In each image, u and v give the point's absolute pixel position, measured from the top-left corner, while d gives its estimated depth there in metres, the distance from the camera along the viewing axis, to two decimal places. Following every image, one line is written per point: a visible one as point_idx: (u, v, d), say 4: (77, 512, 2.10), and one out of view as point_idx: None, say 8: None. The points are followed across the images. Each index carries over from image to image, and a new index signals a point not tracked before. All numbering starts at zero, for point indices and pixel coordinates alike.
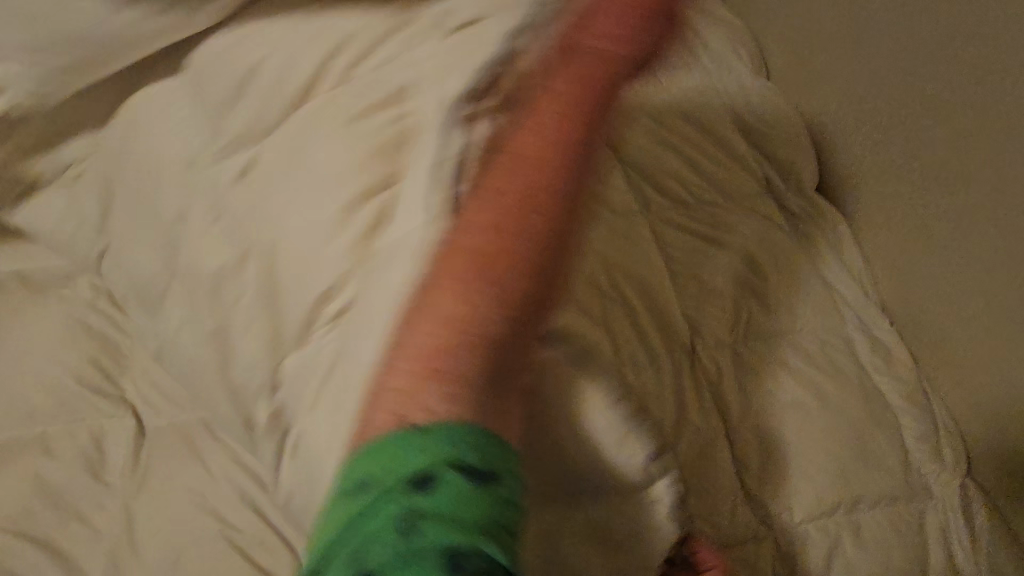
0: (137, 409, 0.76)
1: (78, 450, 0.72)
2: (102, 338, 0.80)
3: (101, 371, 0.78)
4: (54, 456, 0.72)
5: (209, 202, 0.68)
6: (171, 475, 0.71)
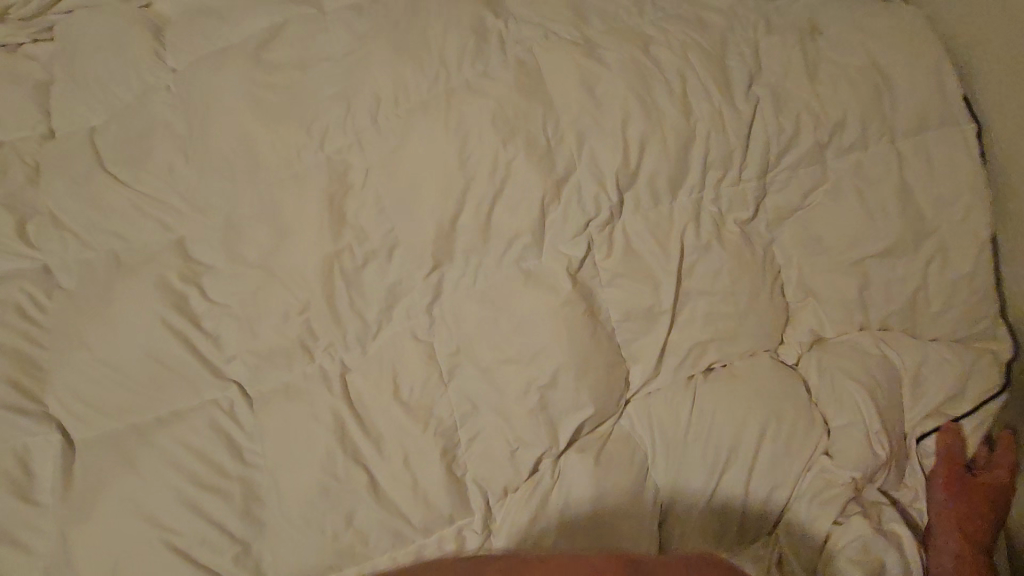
0: (68, 427, 0.73)
1: (1, 473, 0.69)
2: (24, 355, 0.76)
3: (30, 385, 0.74)
4: None
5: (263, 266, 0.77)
6: (96, 497, 0.68)
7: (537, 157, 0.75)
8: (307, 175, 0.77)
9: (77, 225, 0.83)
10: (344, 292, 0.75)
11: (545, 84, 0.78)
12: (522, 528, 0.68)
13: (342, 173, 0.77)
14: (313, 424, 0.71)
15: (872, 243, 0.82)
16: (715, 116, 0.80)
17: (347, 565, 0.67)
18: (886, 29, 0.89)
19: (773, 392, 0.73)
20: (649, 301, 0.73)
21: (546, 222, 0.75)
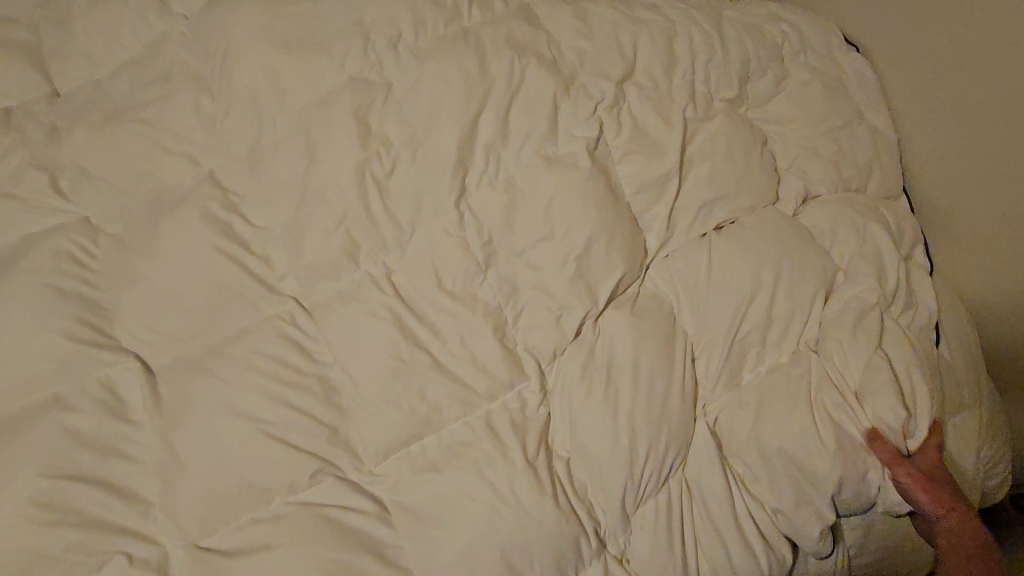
0: (144, 355, 0.79)
1: (93, 398, 0.75)
2: (86, 297, 0.80)
3: (97, 322, 0.79)
4: (75, 409, 0.73)
5: (300, 192, 0.84)
6: (188, 405, 0.74)
7: (546, 67, 0.86)
8: (338, 104, 0.85)
9: (107, 173, 0.86)
10: (386, 203, 0.83)
11: (541, 16, 0.90)
12: (576, 379, 0.75)
13: (371, 99, 0.85)
14: (373, 317, 0.78)
15: (843, 107, 0.93)
16: (687, 21, 0.92)
17: (427, 433, 0.74)
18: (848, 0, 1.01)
19: (781, 235, 0.82)
20: (660, 171, 0.82)
21: (559, 116, 0.84)
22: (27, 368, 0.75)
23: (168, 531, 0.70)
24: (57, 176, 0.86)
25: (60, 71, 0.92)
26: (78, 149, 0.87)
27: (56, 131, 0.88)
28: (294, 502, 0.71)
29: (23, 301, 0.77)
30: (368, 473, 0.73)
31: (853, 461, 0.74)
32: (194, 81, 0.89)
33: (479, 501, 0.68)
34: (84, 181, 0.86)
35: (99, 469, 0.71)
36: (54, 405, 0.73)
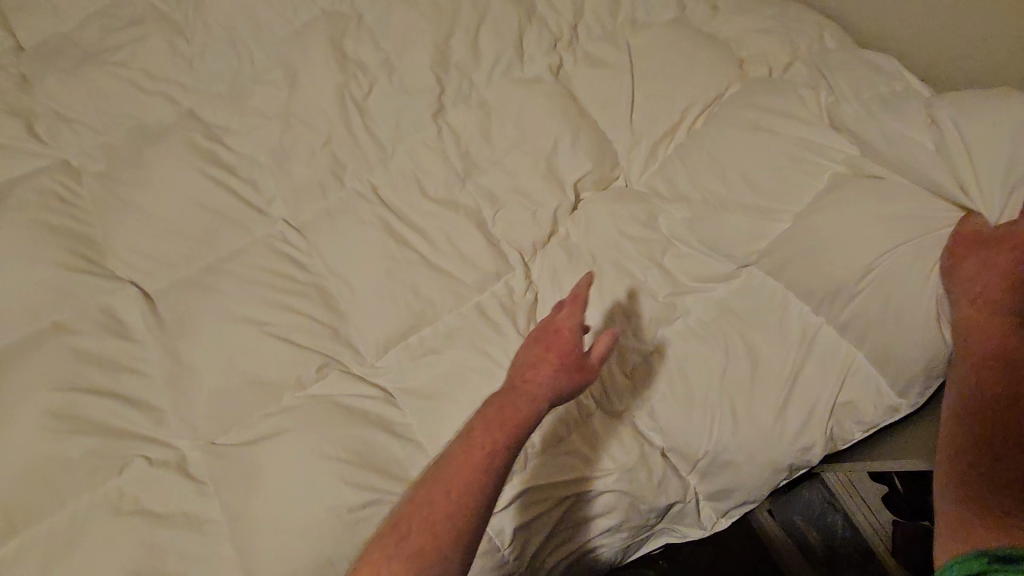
0: (139, 281, 0.81)
1: (94, 320, 0.77)
2: (76, 230, 0.82)
3: (90, 253, 0.81)
4: (79, 332, 0.76)
5: (281, 118, 0.88)
6: (192, 318, 0.77)
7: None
8: (313, 33, 0.90)
9: (86, 116, 0.88)
10: (366, 122, 0.88)
11: None
12: (558, 265, 0.83)
13: (344, 28, 0.90)
14: (363, 225, 0.83)
15: (777, 13, 1.01)
16: None
17: (424, 325, 0.79)
18: None
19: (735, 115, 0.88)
20: (615, 83, 0.92)
21: (521, 40, 0.93)
22: (23, 296, 0.76)
23: (181, 434, 0.72)
24: (34, 120, 0.87)
25: (27, 23, 0.93)
26: (53, 94, 0.88)
27: (30, 80, 0.90)
28: (304, 396, 0.74)
29: (15, 235, 0.79)
30: (371, 366, 0.78)
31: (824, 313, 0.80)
32: (167, 23, 0.92)
33: (479, 372, 0.74)
34: (63, 123, 0.87)
35: (110, 383, 0.73)
36: (56, 329, 0.75)
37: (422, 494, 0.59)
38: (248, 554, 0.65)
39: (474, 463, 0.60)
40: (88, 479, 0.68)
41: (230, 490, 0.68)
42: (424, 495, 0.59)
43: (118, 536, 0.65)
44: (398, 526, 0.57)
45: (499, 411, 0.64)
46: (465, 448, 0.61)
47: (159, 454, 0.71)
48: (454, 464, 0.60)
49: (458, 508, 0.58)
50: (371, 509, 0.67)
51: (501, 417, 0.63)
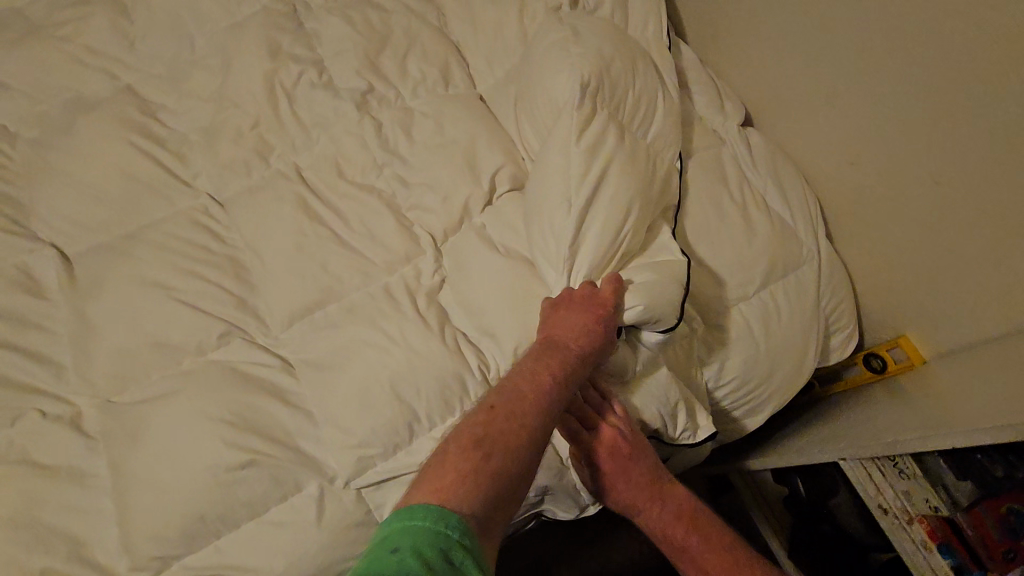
0: (58, 244, 0.83)
1: (6, 277, 0.79)
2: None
3: (13, 215, 0.83)
4: None
5: (214, 100, 0.92)
6: (103, 281, 0.80)
7: (433, 17, 1.04)
8: (253, 26, 0.95)
9: (25, 84, 0.91)
10: (295, 109, 0.92)
11: None
12: (465, 251, 0.85)
13: (280, 24, 0.96)
14: (282, 201, 0.86)
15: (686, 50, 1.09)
16: None
17: (329, 300, 0.81)
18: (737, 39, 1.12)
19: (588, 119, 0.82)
20: None
21: (450, 49, 1.01)
22: None
23: (77, 391, 0.74)
24: None
25: None
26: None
27: None
28: (202, 360, 0.76)
29: None
30: (272, 337, 0.80)
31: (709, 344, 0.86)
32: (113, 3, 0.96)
33: (373, 345, 0.76)
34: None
35: (13, 339, 0.75)
36: None
37: (496, 418, 0.58)
38: (126, 508, 0.66)
39: (544, 397, 0.62)
40: None
41: (117, 446, 0.70)
42: (497, 417, 0.58)
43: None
44: (478, 442, 0.56)
45: (564, 361, 0.66)
46: (531, 385, 0.62)
47: (50, 408, 0.72)
48: (528, 394, 0.61)
49: (530, 433, 0.59)
50: (252, 471, 0.68)
51: (564, 364, 0.65)
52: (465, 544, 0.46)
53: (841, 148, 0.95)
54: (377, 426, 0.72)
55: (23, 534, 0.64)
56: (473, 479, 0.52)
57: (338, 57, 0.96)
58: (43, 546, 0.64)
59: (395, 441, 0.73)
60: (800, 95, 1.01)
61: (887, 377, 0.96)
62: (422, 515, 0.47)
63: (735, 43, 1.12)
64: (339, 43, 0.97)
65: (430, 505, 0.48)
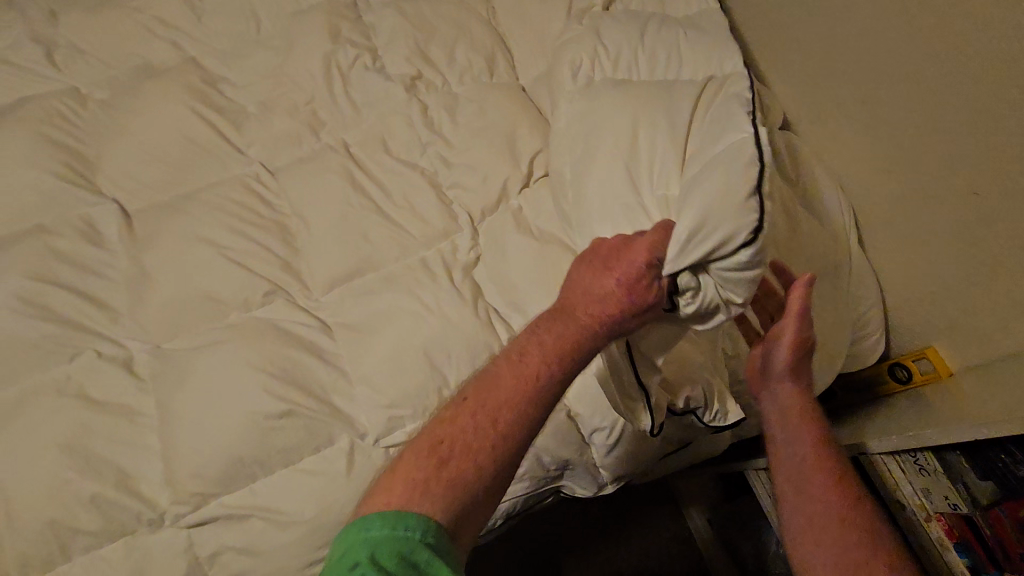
0: (119, 198, 0.88)
1: (71, 224, 0.84)
2: (70, 146, 0.90)
3: (79, 168, 0.89)
4: (56, 234, 0.83)
5: (273, 75, 0.97)
6: (160, 234, 0.84)
7: (484, 11, 1.08)
8: (314, 10, 1.01)
9: (99, 50, 0.97)
10: (348, 88, 0.97)
11: None
12: (501, 231, 0.88)
13: (340, 10, 1.01)
14: (330, 172, 0.90)
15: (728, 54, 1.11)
16: None
17: (369, 268, 0.85)
18: (785, 46, 1.11)
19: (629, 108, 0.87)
20: None
21: (498, 41, 1.05)
22: (13, 196, 0.84)
23: (130, 334, 0.78)
24: (52, 48, 0.96)
25: None
26: (72, 28, 0.98)
27: (52, 14, 0.99)
28: (247, 316, 0.80)
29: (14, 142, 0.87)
30: (313, 300, 0.83)
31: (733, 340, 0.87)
32: None
33: (408, 312, 0.79)
34: (77, 54, 0.96)
35: (74, 282, 0.80)
36: (34, 228, 0.83)
37: (463, 415, 0.58)
38: (170, 445, 0.70)
39: (521, 390, 0.59)
40: (41, 361, 0.74)
41: (165, 387, 0.74)
42: (471, 410, 0.58)
43: (52, 411, 0.71)
44: (439, 449, 0.56)
45: (561, 339, 0.63)
46: (525, 368, 0.60)
47: (105, 348, 0.77)
48: (503, 388, 0.59)
49: (502, 432, 0.57)
50: (288, 420, 0.72)
51: (558, 346, 0.62)
52: (427, 542, 0.49)
53: (873, 168, 0.97)
54: (409, 388, 0.75)
55: (76, 459, 0.68)
56: (427, 489, 0.53)
57: (391, 43, 1.01)
58: (94, 472, 0.68)
59: (425, 403, 0.75)
60: (836, 116, 1.02)
61: (910, 389, 0.96)
62: (377, 524, 0.50)
63: (782, 52, 1.12)
64: (393, 31, 1.01)
65: (388, 511, 0.51)
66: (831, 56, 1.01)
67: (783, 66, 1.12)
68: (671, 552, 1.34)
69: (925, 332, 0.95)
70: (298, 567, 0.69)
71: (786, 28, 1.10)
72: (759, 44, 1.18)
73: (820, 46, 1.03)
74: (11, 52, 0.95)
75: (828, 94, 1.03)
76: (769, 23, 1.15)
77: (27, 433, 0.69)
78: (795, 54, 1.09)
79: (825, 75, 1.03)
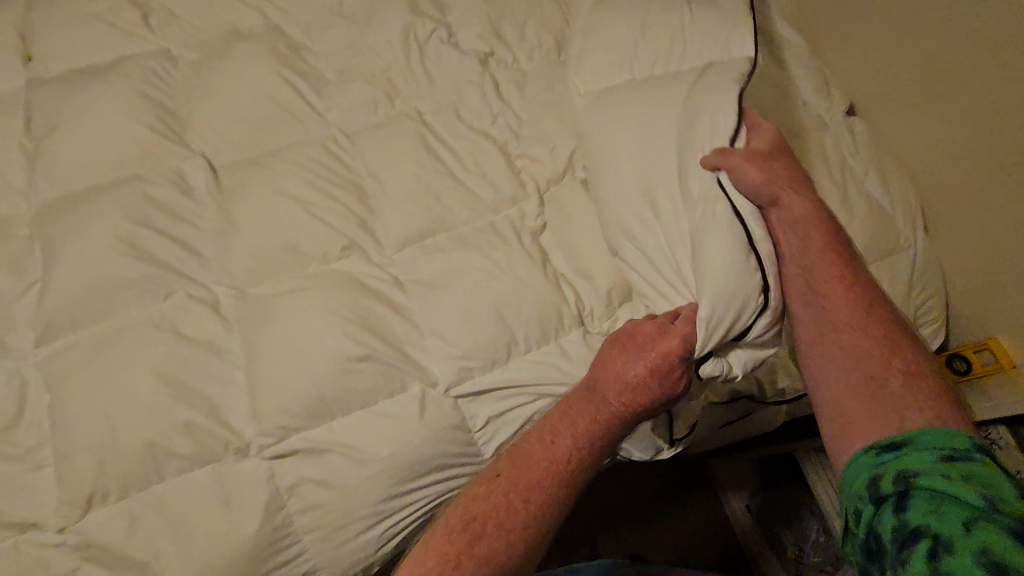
0: (207, 153, 0.93)
1: (164, 174, 0.89)
2: (163, 102, 0.95)
3: (171, 123, 0.94)
4: (151, 183, 0.88)
5: (353, 45, 1.01)
6: (246, 188, 0.89)
7: None
8: None
9: (191, 14, 1.02)
10: (423, 58, 1.00)
11: None
12: (568, 201, 0.91)
13: None
14: (405, 136, 0.93)
15: (796, 39, 1.11)
16: None
17: (441, 228, 0.88)
18: (869, 37, 1.06)
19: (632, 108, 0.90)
20: None
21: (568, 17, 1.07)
22: (113, 147, 0.90)
23: (217, 278, 0.83)
24: (150, 12, 1.02)
25: None
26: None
27: None
28: (326, 268, 0.84)
29: (114, 97, 0.93)
30: (386, 257, 0.87)
31: None
32: None
33: (480, 271, 0.82)
34: (171, 18, 1.02)
35: (167, 228, 0.85)
36: (132, 178, 0.88)
37: (499, 490, 0.70)
38: (256, 381, 0.75)
39: (550, 474, 0.71)
40: (138, 298, 0.79)
41: (251, 328, 0.78)
42: (504, 489, 0.70)
43: (150, 343, 0.76)
44: (472, 524, 0.68)
45: (585, 426, 0.73)
46: (552, 453, 0.71)
47: (195, 291, 0.81)
48: (537, 469, 0.71)
49: (531, 511, 0.69)
50: (366, 364, 0.76)
51: (587, 430, 0.72)
52: None
53: (919, 164, 1.01)
54: (479, 342, 0.78)
55: (173, 388, 0.73)
56: (455, 565, 0.65)
57: (466, 18, 1.04)
58: (188, 400, 0.73)
59: (494, 357, 0.78)
60: (876, 118, 1.07)
61: (970, 379, 0.95)
62: None
63: (864, 42, 1.07)
64: (468, 7, 1.05)
65: None
66: (929, 64, 0.97)
67: (863, 58, 1.08)
68: (698, 537, 1.37)
69: (989, 323, 0.94)
70: (372, 501, 0.73)
71: (869, 18, 1.06)
72: (831, 29, 1.14)
73: (917, 50, 0.98)
74: (111, 12, 1.00)
75: (915, 101, 1.00)
76: (854, 8, 1.09)
77: (129, 361, 0.74)
78: (876, 49, 1.05)
79: (913, 81, 1.00)
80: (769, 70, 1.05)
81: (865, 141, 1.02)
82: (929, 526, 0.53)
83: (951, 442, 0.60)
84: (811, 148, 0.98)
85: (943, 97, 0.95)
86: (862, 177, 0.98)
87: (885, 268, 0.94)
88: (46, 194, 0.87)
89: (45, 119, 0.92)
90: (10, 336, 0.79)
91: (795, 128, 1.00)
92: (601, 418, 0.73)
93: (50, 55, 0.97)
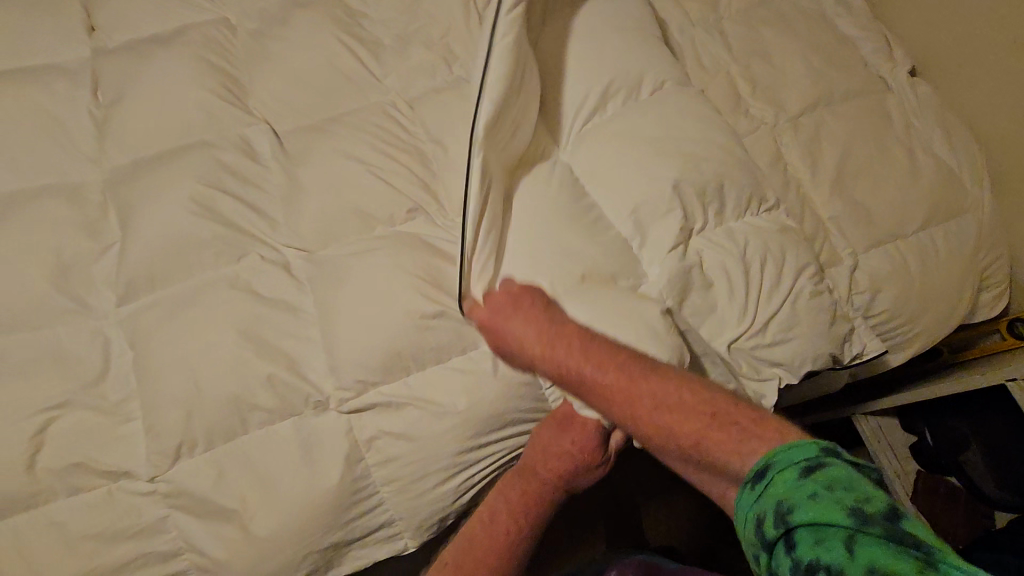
0: (271, 119, 0.94)
1: (231, 139, 0.90)
2: (225, 70, 0.96)
3: (235, 91, 0.94)
4: (219, 147, 0.89)
5: (409, 12, 1.01)
6: (311, 151, 0.90)
7: None
8: None
9: None
10: (481, 24, 0.99)
11: None
12: None
13: None
14: (466, 101, 0.94)
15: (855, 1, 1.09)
16: None
17: None
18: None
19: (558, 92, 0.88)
20: (703, 22, 1.01)
21: None
22: (180, 113, 0.91)
23: (288, 240, 0.84)
24: None
25: None
26: None
27: None
28: (394, 229, 0.85)
29: (179, 63, 0.93)
30: (451, 220, 0.88)
31: (856, 280, 0.89)
32: None
33: None
34: None
35: (237, 192, 0.86)
36: (200, 143, 0.89)
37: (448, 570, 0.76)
38: (333, 337, 0.76)
39: (489, 550, 0.76)
40: (213, 259, 0.81)
41: (326, 286, 0.80)
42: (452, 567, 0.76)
43: (228, 302, 0.77)
44: None
45: (514, 502, 0.77)
46: (486, 533, 0.77)
47: (267, 252, 0.83)
48: (477, 544, 0.76)
49: None
50: (442, 321, 0.77)
51: (526, 504, 0.77)
52: None
53: (981, 128, 1.00)
54: None
55: (253, 344, 0.75)
56: None
57: None
58: (269, 356, 0.75)
59: None
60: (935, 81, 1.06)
61: None
62: None
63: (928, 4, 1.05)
64: None
65: None
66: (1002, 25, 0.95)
67: (928, 20, 1.06)
68: None
69: None
70: (449, 453, 0.76)
71: None
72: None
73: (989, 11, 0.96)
74: None
75: (984, 65, 0.98)
76: None
77: (210, 318, 0.76)
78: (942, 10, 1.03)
79: (982, 43, 0.98)
80: (830, 32, 1.03)
81: (929, 103, 1.00)
82: (823, 560, 0.48)
83: (801, 454, 0.55)
84: (874, 110, 0.97)
85: (1009, 58, 0.95)
86: (925, 140, 0.97)
87: (954, 230, 0.93)
88: (115, 158, 0.88)
89: (111, 85, 0.93)
90: (87, 295, 0.80)
91: (858, 90, 0.99)
92: (527, 492, 0.78)
93: (113, 23, 0.98)
